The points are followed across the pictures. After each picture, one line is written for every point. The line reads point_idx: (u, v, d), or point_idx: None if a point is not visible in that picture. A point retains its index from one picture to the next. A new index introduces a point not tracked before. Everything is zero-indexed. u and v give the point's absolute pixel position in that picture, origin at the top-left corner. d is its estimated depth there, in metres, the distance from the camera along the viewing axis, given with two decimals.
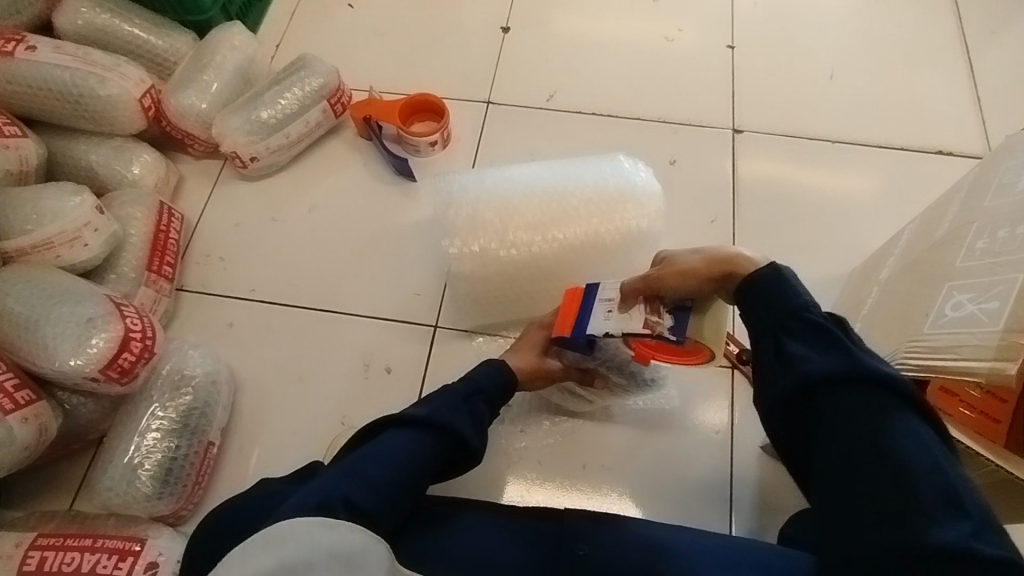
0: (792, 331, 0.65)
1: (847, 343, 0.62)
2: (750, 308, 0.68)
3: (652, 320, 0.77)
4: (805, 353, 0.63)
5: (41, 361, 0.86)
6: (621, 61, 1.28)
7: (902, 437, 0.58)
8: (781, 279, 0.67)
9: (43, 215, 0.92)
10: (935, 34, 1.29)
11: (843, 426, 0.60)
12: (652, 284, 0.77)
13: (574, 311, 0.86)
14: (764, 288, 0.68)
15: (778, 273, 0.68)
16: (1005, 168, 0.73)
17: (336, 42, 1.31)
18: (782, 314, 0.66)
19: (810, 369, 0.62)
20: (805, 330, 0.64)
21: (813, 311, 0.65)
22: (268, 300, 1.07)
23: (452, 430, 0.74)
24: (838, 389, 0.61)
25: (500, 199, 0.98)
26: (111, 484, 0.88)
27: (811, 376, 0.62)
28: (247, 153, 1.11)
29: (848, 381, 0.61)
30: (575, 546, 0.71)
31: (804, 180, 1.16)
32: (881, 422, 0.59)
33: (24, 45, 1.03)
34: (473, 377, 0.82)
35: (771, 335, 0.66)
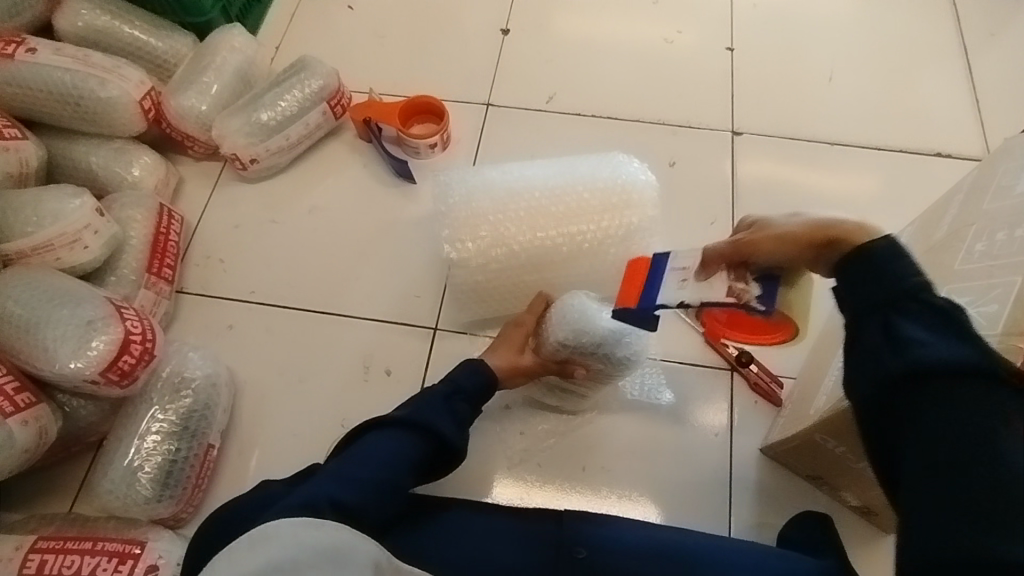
0: (906, 312, 0.54)
1: (969, 330, 0.52)
2: (856, 283, 0.58)
3: (738, 288, 0.72)
4: (922, 337, 0.53)
5: (41, 363, 0.86)
6: (621, 63, 1.28)
7: (1021, 439, 0.46)
8: (896, 254, 0.57)
9: (43, 217, 0.92)
10: (934, 36, 1.29)
11: (950, 420, 0.49)
12: (742, 248, 0.72)
13: (641, 282, 0.83)
14: (874, 263, 0.57)
15: (891, 245, 0.57)
16: (1004, 171, 0.73)
17: (336, 43, 1.32)
18: (894, 293, 0.56)
19: (926, 354, 0.52)
20: (924, 312, 0.53)
21: (933, 293, 0.54)
22: (268, 301, 1.07)
23: (435, 432, 0.76)
24: (952, 381, 0.50)
25: (497, 193, 0.98)
26: (111, 487, 0.88)
27: (922, 361, 0.52)
28: (247, 154, 1.11)
29: (966, 373, 0.50)
30: (574, 550, 0.71)
31: (803, 182, 1.16)
32: (999, 422, 0.47)
33: (24, 47, 1.03)
34: (452, 378, 0.84)
35: (879, 315, 0.56)
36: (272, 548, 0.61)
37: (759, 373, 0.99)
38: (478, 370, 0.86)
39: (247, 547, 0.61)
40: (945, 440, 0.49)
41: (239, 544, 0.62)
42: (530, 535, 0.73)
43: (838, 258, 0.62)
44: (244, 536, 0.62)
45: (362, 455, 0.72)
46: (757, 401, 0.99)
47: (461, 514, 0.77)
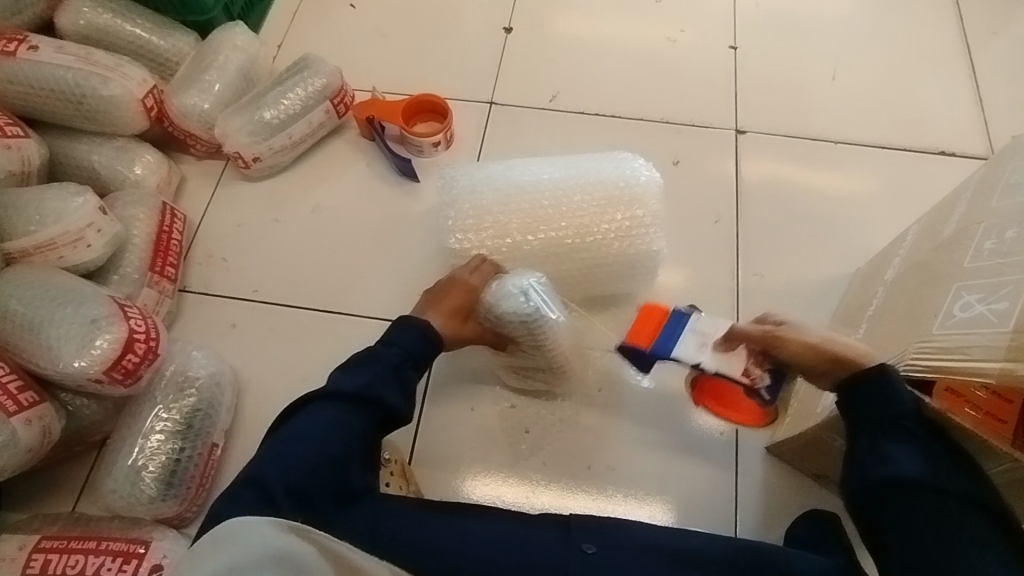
0: (891, 434, 0.68)
1: (936, 448, 0.67)
2: (854, 400, 0.70)
3: (752, 371, 0.83)
4: (899, 456, 0.67)
5: (44, 362, 0.86)
6: (623, 62, 1.28)
7: (966, 543, 0.64)
8: (893, 384, 0.68)
9: (45, 216, 0.91)
10: (937, 35, 1.29)
11: (923, 533, 0.65)
12: (768, 341, 0.81)
13: (655, 326, 0.88)
14: (869, 391, 0.69)
15: (888, 374, 0.68)
16: (1012, 170, 0.73)
17: (339, 41, 1.31)
18: (886, 417, 0.68)
19: (901, 473, 0.67)
20: (905, 436, 0.67)
21: (914, 418, 0.67)
22: (271, 301, 1.07)
23: (380, 402, 0.76)
24: (920, 495, 0.66)
25: (502, 191, 0.98)
26: (115, 486, 0.87)
27: (902, 479, 0.67)
28: (249, 153, 1.11)
29: (935, 492, 0.66)
30: (583, 546, 0.70)
31: (807, 181, 1.16)
32: (953, 526, 0.65)
33: (25, 45, 1.02)
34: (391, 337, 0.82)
35: (872, 435, 0.69)
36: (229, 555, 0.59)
37: None
38: (414, 325, 0.83)
39: (210, 548, 0.60)
40: (919, 542, 0.65)
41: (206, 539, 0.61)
42: (538, 529, 0.73)
43: (845, 375, 0.72)
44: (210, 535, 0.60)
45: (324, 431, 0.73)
46: None
47: (469, 507, 0.76)
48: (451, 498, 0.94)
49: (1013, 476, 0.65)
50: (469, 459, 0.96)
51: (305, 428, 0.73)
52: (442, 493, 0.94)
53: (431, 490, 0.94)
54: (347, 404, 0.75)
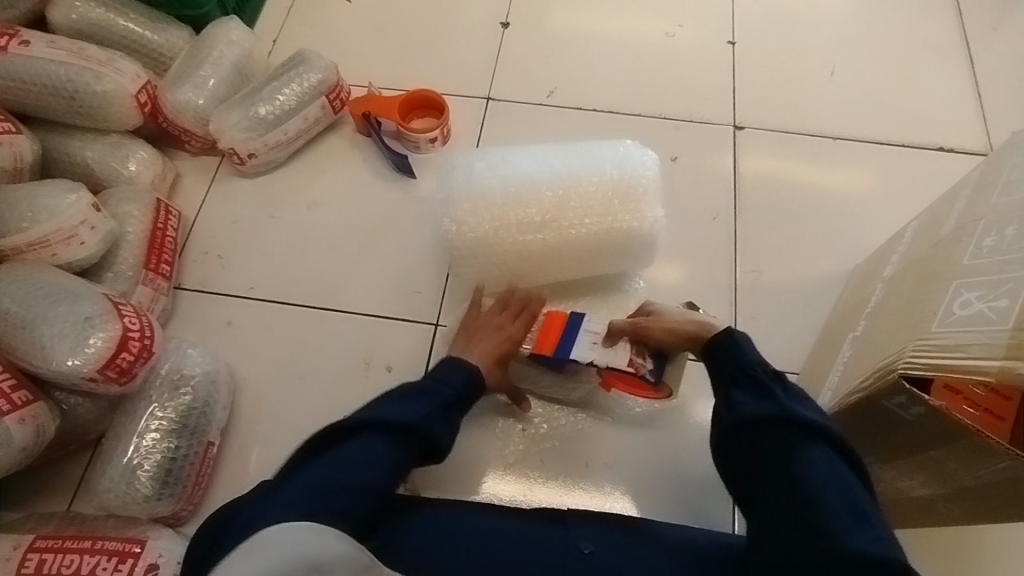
0: (738, 381, 0.74)
1: (774, 391, 0.71)
2: (714, 360, 0.79)
3: (635, 361, 0.92)
4: (744, 399, 0.72)
5: (37, 360, 0.85)
6: (621, 58, 1.27)
7: (815, 461, 0.65)
8: (735, 343, 0.78)
9: (38, 213, 0.90)
10: (936, 30, 1.29)
11: (770, 462, 0.67)
12: (640, 331, 0.90)
13: (556, 332, 0.94)
14: (720, 353, 0.78)
15: (732, 335, 0.79)
16: (1011, 166, 0.73)
17: (335, 36, 1.30)
18: (733, 370, 0.76)
19: (746, 411, 0.70)
20: (748, 383, 0.73)
21: (756, 367, 0.74)
22: (268, 298, 1.06)
23: (425, 437, 0.74)
24: (769, 430, 0.68)
25: (503, 176, 0.97)
26: (110, 485, 0.87)
27: (747, 415, 0.70)
28: (245, 149, 1.10)
29: (778, 425, 0.68)
30: (580, 546, 0.70)
31: (805, 177, 1.15)
32: (798, 453, 0.66)
33: (17, 40, 1.01)
34: (439, 377, 0.81)
35: (724, 386, 0.76)
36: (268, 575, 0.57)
37: None
38: (464, 369, 0.83)
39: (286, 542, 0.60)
40: (776, 475, 0.66)
41: (240, 549, 0.59)
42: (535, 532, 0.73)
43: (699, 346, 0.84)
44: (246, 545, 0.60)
45: (357, 461, 0.70)
46: None
47: (467, 508, 0.75)
48: (449, 494, 0.93)
49: (1011, 475, 0.64)
50: (465, 457, 0.96)
51: (355, 454, 0.71)
52: (441, 491, 0.94)
53: (429, 487, 0.94)
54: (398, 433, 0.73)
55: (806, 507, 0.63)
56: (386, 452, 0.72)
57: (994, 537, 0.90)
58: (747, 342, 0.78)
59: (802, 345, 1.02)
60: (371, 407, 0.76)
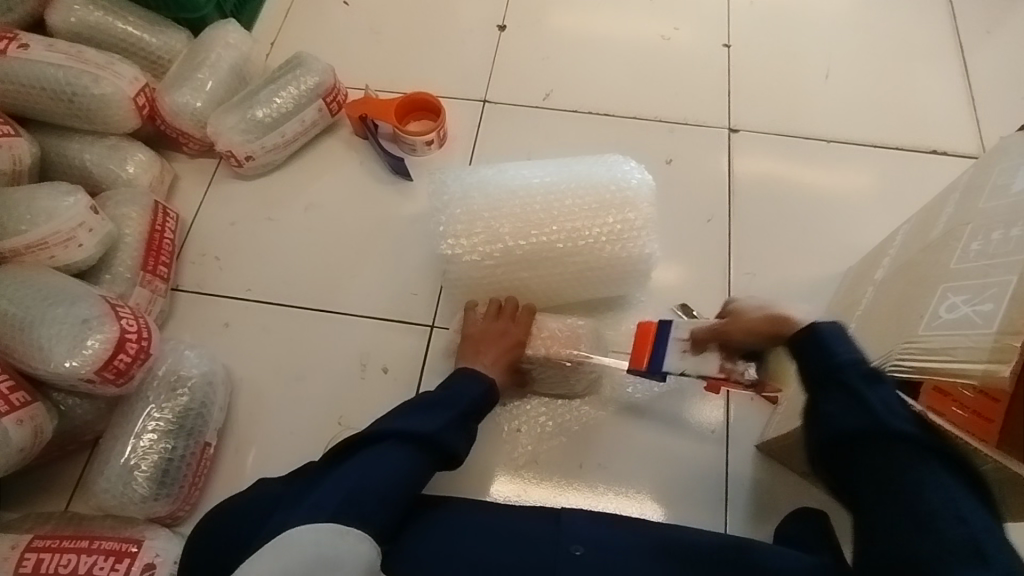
0: (830, 388, 0.69)
1: (875, 401, 0.66)
2: (802, 359, 0.73)
3: (728, 367, 0.87)
4: (839, 410, 0.68)
5: (36, 362, 0.86)
6: (617, 60, 1.28)
7: (923, 479, 0.63)
8: (824, 341, 0.71)
9: (36, 215, 0.91)
10: (931, 33, 1.30)
11: (877, 480, 0.65)
12: (720, 334, 0.85)
13: (648, 344, 0.92)
14: (807, 350, 0.72)
15: (821, 333, 0.72)
16: (1000, 170, 0.74)
17: (333, 38, 1.31)
18: (824, 373, 0.70)
19: (841, 426, 0.67)
20: (840, 389, 0.69)
21: (851, 370, 0.68)
22: (265, 300, 1.07)
23: (444, 446, 0.76)
24: (870, 446, 0.66)
25: (494, 198, 0.98)
26: (107, 486, 0.88)
27: (846, 431, 0.67)
28: (242, 151, 1.11)
29: (878, 440, 0.65)
30: (571, 548, 0.72)
31: (799, 179, 1.16)
32: (914, 479, 0.63)
33: (15, 44, 1.02)
34: (454, 388, 0.82)
35: (820, 389, 0.70)
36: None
37: None
38: (481, 378, 0.84)
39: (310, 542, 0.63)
40: (881, 494, 0.65)
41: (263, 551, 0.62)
42: (525, 540, 0.74)
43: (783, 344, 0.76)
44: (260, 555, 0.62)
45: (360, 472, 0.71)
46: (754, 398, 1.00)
47: (456, 518, 0.76)
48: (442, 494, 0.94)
49: (996, 477, 0.64)
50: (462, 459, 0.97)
51: (375, 463, 0.72)
52: (437, 489, 0.95)
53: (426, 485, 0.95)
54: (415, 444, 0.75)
55: (926, 537, 0.60)
56: (407, 462, 0.73)
57: None
58: (836, 336, 0.71)
59: None
60: (385, 419, 0.78)
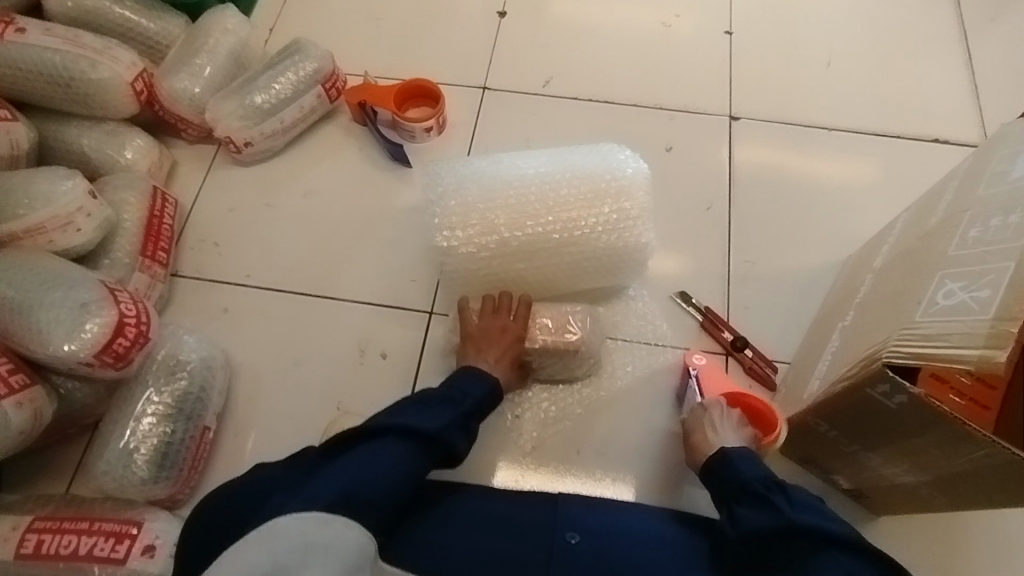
0: (740, 499, 0.73)
1: (778, 502, 0.70)
2: (715, 474, 0.78)
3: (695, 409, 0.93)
4: (748, 515, 0.70)
5: (35, 346, 0.86)
6: (618, 47, 1.27)
7: (830, 571, 0.62)
8: (733, 458, 0.77)
9: (35, 200, 0.91)
10: (934, 21, 1.29)
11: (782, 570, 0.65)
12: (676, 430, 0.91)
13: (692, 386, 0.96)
14: (719, 470, 0.77)
15: (732, 454, 0.77)
16: (999, 157, 0.73)
17: (333, 24, 1.31)
18: (733, 487, 0.74)
19: (750, 526, 0.69)
20: (749, 498, 0.72)
21: (757, 483, 0.73)
22: (264, 286, 1.07)
23: (446, 444, 0.76)
24: (776, 547, 0.66)
25: (489, 188, 0.98)
26: (106, 469, 0.88)
27: (754, 533, 0.68)
28: (241, 138, 1.10)
29: (781, 536, 0.66)
30: (566, 537, 0.74)
31: (799, 167, 1.16)
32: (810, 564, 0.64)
33: (13, 27, 1.02)
34: (456, 385, 0.83)
35: (727, 504, 0.74)
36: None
37: (754, 358, 1.00)
38: (485, 378, 0.85)
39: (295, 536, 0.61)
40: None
41: (247, 540, 0.61)
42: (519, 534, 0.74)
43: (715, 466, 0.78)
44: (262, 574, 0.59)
45: (357, 463, 0.70)
46: (751, 385, 1.00)
47: (449, 506, 0.77)
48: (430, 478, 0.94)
49: (990, 464, 0.64)
50: None
51: (374, 456, 0.71)
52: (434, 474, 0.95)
53: None
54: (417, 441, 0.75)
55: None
56: (407, 458, 0.73)
57: (979, 527, 0.92)
58: (746, 459, 0.77)
59: (793, 336, 1.03)
60: (384, 414, 0.78)
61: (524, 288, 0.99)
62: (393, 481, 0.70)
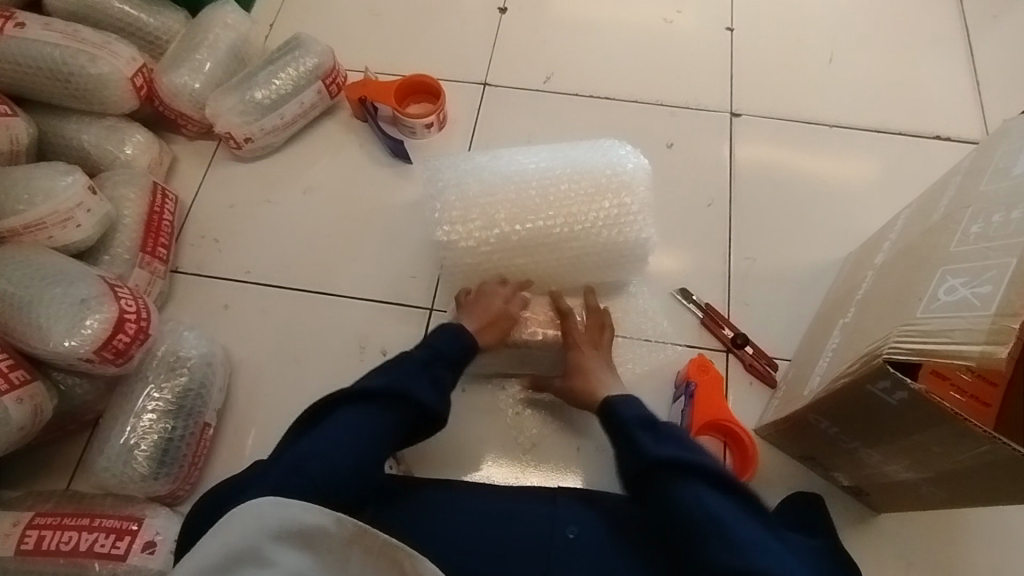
0: (627, 435, 0.79)
1: (647, 441, 0.77)
2: (604, 414, 0.83)
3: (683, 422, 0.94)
4: (643, 448, 0.77)
5: (35, 341, 0.86)
6: (619, 43, 1.27)
7: (697, 499, 0.71)
8: (616, 404, 0.83)
9: (34, 195, 0.91)
10: (935, 17, 1.29)
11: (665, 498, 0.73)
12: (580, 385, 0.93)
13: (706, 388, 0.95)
14: (611, 412, 0.83)
15: (616, 400, 0.83)
16: (1001, 153, 0.73)
17: (334, 20, 1.30)
18: (618, 425, 0.81)
19: (639, 460, 0.76)
20: (637, 435, 0.78)
21: (639, 423, 0.79)
22: (264, 282, 1.07)
23: (414, 400, 0.79)
24: (660, 478, 0.74)
25: (489, 184, 0.97)
26: (107, 465, 0.88)
27: (645, 466, 0.75)
28: (241, 134, 1.10)
29: (662, 469, 0.74)
30: (566, 531, 0.75)
31: (801, 164, 1.16)
32: (674, 490, 0.73)
33: (12, 22, 1.02)
34: (427, 344, 0.86)
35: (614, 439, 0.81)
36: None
37: (754, 354, 0.99)
38: (451, 333, 0.88)
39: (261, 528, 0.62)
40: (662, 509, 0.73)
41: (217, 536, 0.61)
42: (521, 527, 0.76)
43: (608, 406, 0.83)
44: (221, 557, 0.59)
45: (324, 437, 0.74)
46: (752, 382, 0.99)
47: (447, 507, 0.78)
48: (427, 475, 0.94)
49: (991, 461, 0.64)
50: (462, 444, 0.96)
51: (337, 427, 0.75)
52: (434, 471, 0.95)
53: (422, 468, 0.95)
54: (381, 404, 0.78)
55: (715, 545, 0.68)
56: (367, 420, 0.76)
57: (981, 524, 0.92)
58: (629, 402, 0.83)
59: (794, 333, 1.03)
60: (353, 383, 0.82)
61: (523, 285, 0.99)
62: (357, 448, 0.74)
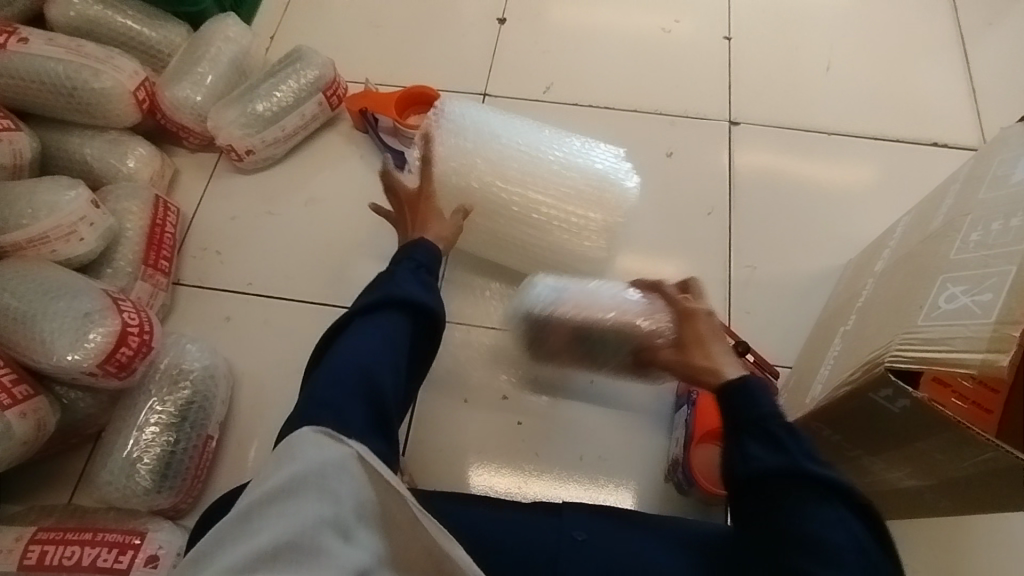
0: (754, 433, 0.65)
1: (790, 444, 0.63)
2: (728, 402, 0.68)
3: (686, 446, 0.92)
4: (761, 452, 0.63)
5: (38, 355, 0.86)
6: (619, 52, 1.28)
7: (826, 522, 0.59)
8: (755, 390, 0.67)
9: (38, 210, 0.91)
10: (932, 24, 1.30)
11: (775, 512, 0.61)
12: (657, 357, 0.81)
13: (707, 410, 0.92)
14: (737, 398, 0.67)
15: (748, 383, 0.67)
16: (1000, 161, 0.74)
17: (334, 32, 1.31)
18: (750, 418, 0.65)
19: (760, 466, 0.63)
20: (763, 435, 0.64)
21: (776, 420, 0.65)
22: (266, 294, 1.07)
23: (410, 311, 0.74)
24: (779, 488, 0.62)
25: (484, 166, 0.98)
26: (110, 478, 0.88)
27: (764, 471, 0.62)
28: (242, 145, 1.11)
29: (789, 478, 0.61)
30: (574, 534, 0.72)
31: (800, 172, 1.16)
32: (804, 510, 0.60)
33: (16, 37, 1.03)
34: (407, 257, 0.79)
35: (734, 434, 0.66)
36: (326, 507, 0.54)
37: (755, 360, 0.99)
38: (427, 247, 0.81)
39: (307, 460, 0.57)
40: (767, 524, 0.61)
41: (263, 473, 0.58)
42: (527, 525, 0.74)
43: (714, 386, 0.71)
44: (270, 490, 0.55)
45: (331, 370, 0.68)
46: None
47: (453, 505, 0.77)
48: (430, 486, 0.94)
49: (992, 468, 0.65)
50: (464, 454, 0.96)
51: (343, 355, 0.70)
52: (436, 483, 0.95)
53: (425, 480, 0.95)
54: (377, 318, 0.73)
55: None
56: (372, 340, 0.71)
57: (984, 531, 0.92)
58: (764, 390, 0.67)
59: (794, 340, 1.03)
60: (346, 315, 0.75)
61: None
62: (370, 368, 0.68)
